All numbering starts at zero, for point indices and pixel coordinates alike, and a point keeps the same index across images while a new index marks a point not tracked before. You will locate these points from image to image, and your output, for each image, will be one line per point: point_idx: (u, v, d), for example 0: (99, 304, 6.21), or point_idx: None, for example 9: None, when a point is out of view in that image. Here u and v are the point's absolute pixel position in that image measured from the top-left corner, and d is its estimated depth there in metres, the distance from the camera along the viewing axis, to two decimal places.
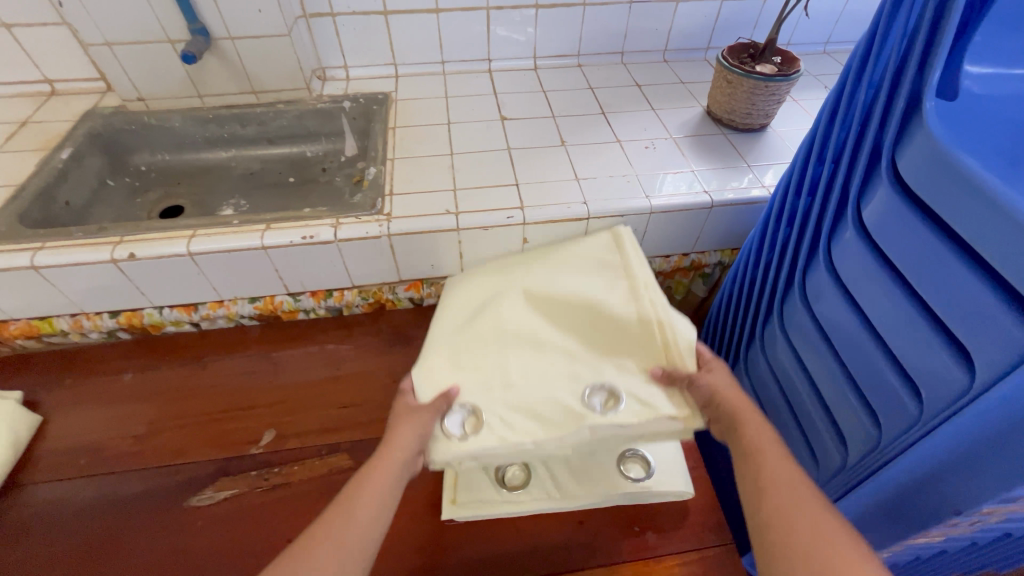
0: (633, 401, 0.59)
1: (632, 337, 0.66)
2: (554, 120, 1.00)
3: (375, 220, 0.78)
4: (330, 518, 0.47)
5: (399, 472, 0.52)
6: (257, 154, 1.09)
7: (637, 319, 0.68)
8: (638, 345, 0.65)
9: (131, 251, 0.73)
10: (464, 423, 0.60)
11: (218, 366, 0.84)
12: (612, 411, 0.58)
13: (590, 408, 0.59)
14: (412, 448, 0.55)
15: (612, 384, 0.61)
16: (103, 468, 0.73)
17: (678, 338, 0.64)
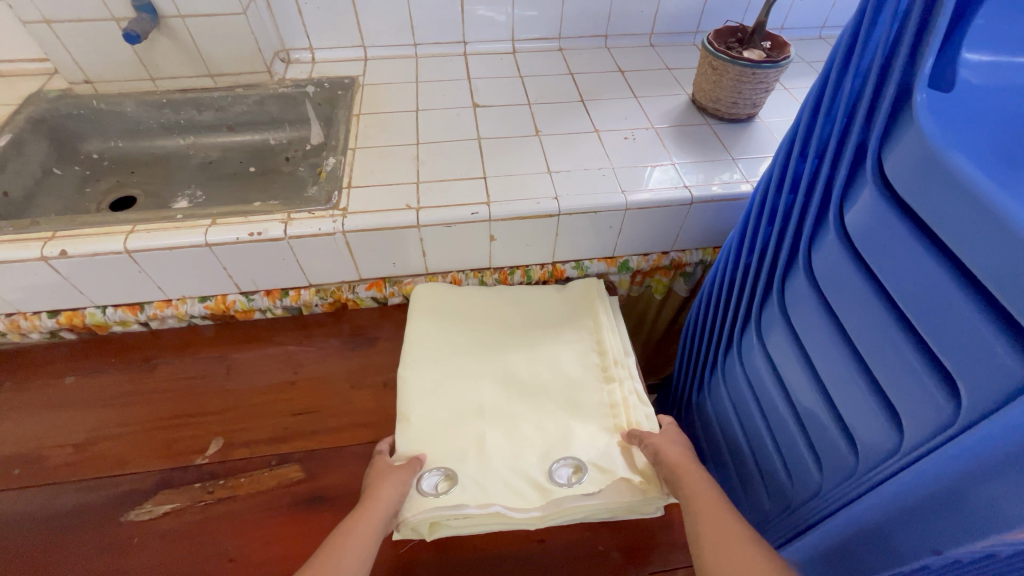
0: (597, 471, 0.62)
1: (599, 400, 0.69)
2: (530, 108, 0.94)
3: (329, 215, 0.73)
4: None
5: (376, 532, 0.53)
6: (216, 141, 1.03)
7: (604, 386, 0.71)
8: (603, 409, 0.68)
9: (63, 248, 0.68)
10: (436, 483, 0.61)
11: (166, 369, 0.79)
12: (578, 483, 0.60)
13: (556, 481, 0.61)
14: (391, 506, 0.56)
15: (577, 456, 0.63)
16: (36, 480, 0.68)
17: (641, 422, 0.67)
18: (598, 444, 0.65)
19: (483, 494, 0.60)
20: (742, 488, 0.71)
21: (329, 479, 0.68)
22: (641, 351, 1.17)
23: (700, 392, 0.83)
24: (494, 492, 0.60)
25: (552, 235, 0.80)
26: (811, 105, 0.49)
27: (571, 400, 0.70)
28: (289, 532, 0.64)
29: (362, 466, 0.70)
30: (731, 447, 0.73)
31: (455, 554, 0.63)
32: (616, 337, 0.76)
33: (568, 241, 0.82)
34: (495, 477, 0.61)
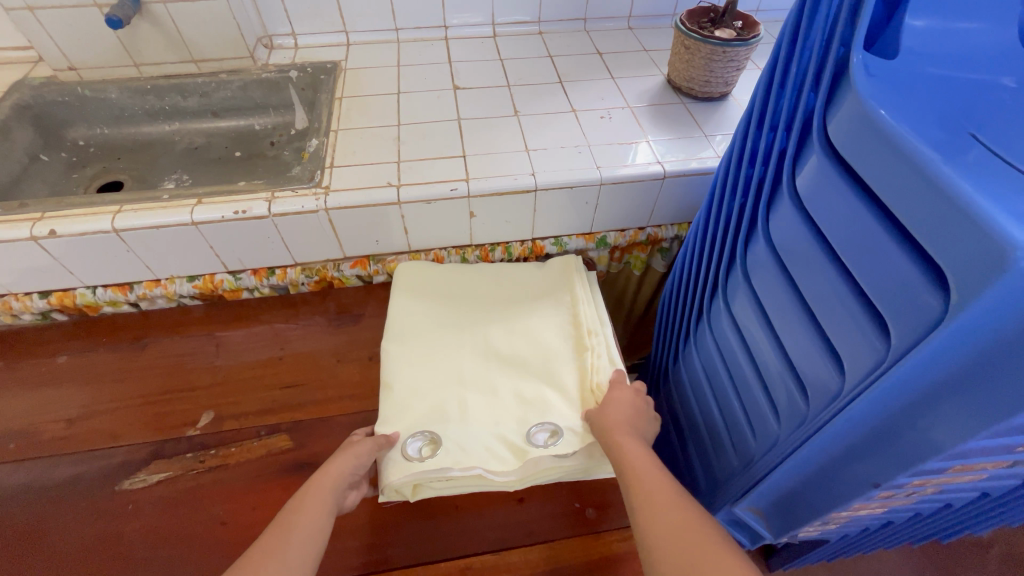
0: (570, 433, 0.65)
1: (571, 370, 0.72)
2: (509, 90, 0.96)
3: (312, 193, 0.75)
4: (282, 533, 0.51)
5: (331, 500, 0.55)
6: (202, 127, 1.04)
7: (575, 355, 0.74)
8: (575, 375, 0.71)
9: (52, 228, 0.70)
10: (421, 448, 0.63)
11: (157, 347, 0.82)
12: (554, 444, 0.63)
13: (533, 443, 0.64)
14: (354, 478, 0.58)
15: (553, 420, 0.66)
16: (32, 453, 0.71)
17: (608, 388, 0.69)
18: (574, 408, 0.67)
19: (463, 455, 0.62)
20: (711, 449, 0.75)
21: (316, 447, 0.71)
22: (624, 329, 1.21)
23: (676, 363, 0.86)
24: (473, 454, 0.63)
25: (530, 211, 0.82)
26: (766, 79, 0.52)
27: (548, 368, 0.73)
28: (280, 495, 0.67)
29: (347, 434, 0.72)
30: (702, 412, 0.77)
31: (437, 514, 0.66)
32: (591, 308, 0.79)
33: (546, 217, 0.84)
34: (475, 440, 0.64)
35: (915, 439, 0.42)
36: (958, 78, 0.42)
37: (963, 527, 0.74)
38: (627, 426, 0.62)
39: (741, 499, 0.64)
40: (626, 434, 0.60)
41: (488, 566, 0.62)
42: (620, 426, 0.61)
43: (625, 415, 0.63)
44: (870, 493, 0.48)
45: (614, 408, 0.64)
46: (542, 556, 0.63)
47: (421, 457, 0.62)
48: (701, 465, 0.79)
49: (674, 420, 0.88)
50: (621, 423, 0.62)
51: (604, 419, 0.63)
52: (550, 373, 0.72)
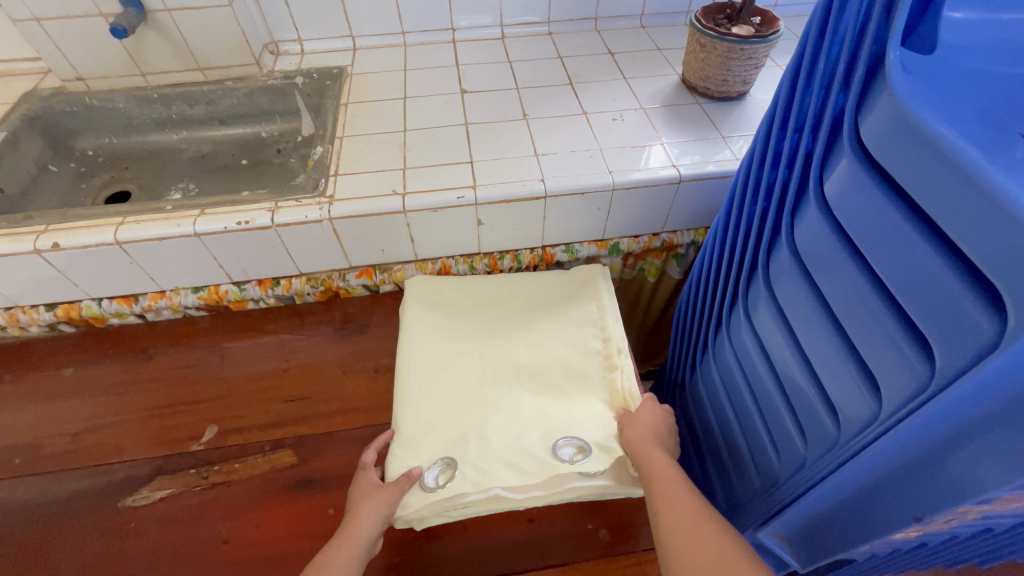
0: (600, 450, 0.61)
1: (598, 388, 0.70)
2: (518, 92, 0.93)
3: (316, 203, 0.73)
4: None
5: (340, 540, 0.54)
6: (209, 135, 1.03)
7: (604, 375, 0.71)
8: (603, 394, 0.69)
9: (55, 241, 0.69)
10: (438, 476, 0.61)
11: (162, 359, 0.81)
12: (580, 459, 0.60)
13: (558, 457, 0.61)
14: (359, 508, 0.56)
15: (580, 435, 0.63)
16: (36, 468, 0.70)
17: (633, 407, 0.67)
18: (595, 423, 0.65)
19: (482, 477, 0.59)
20: (733, 468, 0.71)
21: (320, 462, 0.69)
22: (638, 335, 1.17)
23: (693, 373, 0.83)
24: (494, 475, 0.60)
25: (540, 219, 0.79)
26: (789, 78, 0.48)
27: (572, 382, 0.71)
28: (283, 513, 0.65)
29: (352, 450, 0.70)
30: (721, 427, 0.73)
31: (444, 534, 0.64)
32: (619, 322, 0.76)
33: (557, 224, 0.81)
34: (502, 451, 0.62)
35: (959, 472, 0.38)
36: (1006, 73, 0.38)
37: (1000, 553, 0.69)
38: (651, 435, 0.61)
39: (766, 524, 0.61)
40: (649, 444, 0.60)
41: None
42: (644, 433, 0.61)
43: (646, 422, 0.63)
44: (907, 523, 0.45)
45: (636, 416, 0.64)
46: None
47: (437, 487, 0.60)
48: (720, 483, 0.76)
49: (692, 433, 0.85)
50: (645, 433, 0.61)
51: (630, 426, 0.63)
52: (582, 392, 0.69)
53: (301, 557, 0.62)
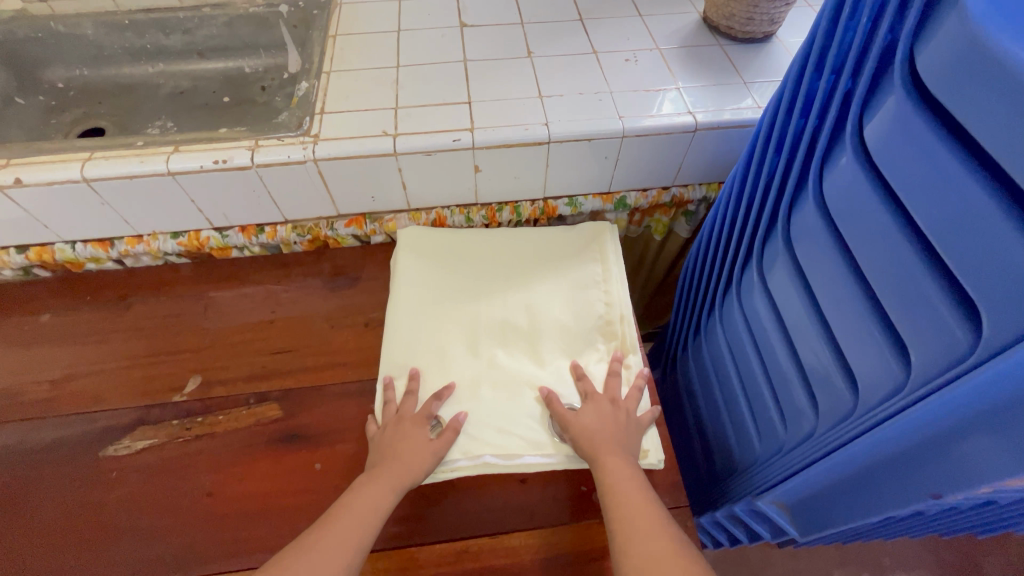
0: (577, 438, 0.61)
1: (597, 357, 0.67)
2: (522, 28, 0.85)
3: (299, 142, 0.67)
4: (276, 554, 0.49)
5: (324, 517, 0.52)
6: (188, 69, 0.96)
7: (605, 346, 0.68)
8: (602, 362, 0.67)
9: (17, 176, 0.64)
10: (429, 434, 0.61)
11: (143, 308, 0.77)
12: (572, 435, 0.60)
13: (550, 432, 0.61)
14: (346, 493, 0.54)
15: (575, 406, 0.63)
16: (16, 415, 0.68)
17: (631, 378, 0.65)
18: (592, 390, 0.63)
19: (471, 444, 0.60)
20: (732, 435, 0.69)
21: (306, 417, 0.67)
22: (640, 296, 1.13)
23: (697, 335, 0.79)
24: (483, 441, 0.60)
25: (542, 167, 0.74)
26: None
27: (571, 349, 0.68)
28: (268, 468, 0.63)
29: (339, 405, 0.68)
30: (724, 391, 0.70)
31: (432, 493, 0.62)
32: (625, 288, 0.72)
33: (560, 175, 0.76)
34: (494, 419, 0.61)
35: (991, 451, 0.35)
36: None
37: (996, 524, 0.68)
38: (618, 439, 0.58)
39: (764, 493, 0.59)
40: (614, 446, 0.57)
41: (486, 550, 0.59)
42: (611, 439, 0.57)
43: (613, 423, 0.59)
44: (922, 499, 0.43)
45: (600, 418, 0.59)
46: (544, 540, 0.60)
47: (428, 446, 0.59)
48: (717, 449, 0.74)
49: (690, 396, 0.82)
50: (611, 438, 0.58)
51: (595, 434, 0.58)
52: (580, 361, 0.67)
53: (286, 512, 0.60)
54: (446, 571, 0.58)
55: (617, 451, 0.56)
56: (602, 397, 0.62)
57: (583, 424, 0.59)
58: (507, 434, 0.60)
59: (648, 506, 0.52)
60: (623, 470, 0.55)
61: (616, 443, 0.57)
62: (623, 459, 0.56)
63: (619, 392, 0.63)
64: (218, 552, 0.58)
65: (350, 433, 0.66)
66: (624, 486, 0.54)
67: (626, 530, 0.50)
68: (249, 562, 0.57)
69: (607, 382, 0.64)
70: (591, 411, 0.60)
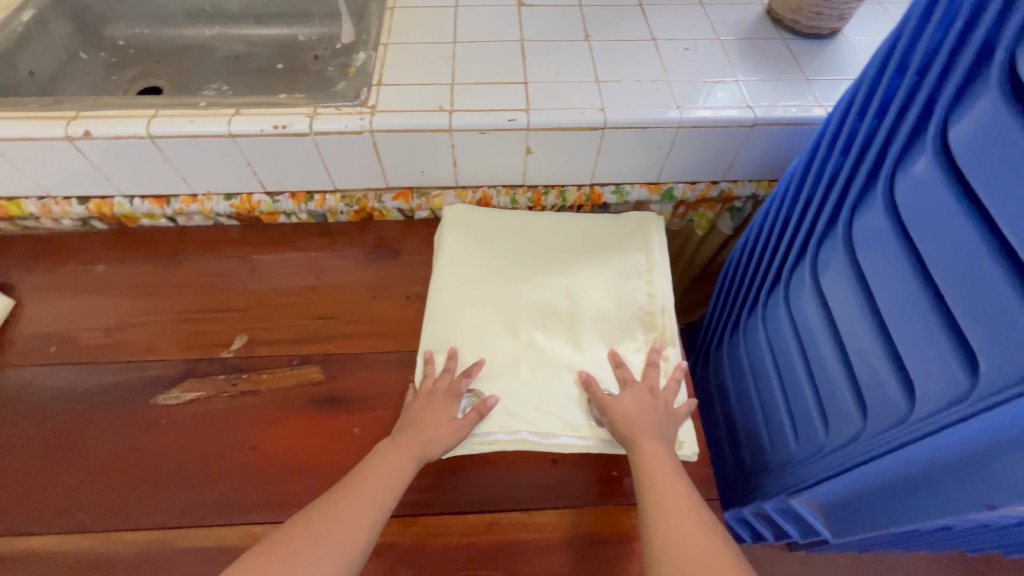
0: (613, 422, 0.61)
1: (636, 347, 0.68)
2: (581, 10, 0.84)
3: (357, 112, 0.68)
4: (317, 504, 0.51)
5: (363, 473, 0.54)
6: (244, 34, 0.96)
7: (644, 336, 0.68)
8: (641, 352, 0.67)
9: (86, 128, 0.65)
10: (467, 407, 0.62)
11: (193, 266, 0.80)
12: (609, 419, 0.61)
13: (586, 416, 0.62)
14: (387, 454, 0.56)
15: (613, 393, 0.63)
16: (72, 358, 0.71)
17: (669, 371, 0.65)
18: (631, 378, 0.63)
19: (509, 419, 0.61)
20: (766, 434, 0.69)
21: (346, 383, 0.69)
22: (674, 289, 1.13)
23: (734, 332, 0.79)
24: (521, 418, 0.61)
25: (593, 153, 0.73)
26: None
27: (609, 337, 0.68)
28: (309, 428, 0.65)
29: (379, 373, 0.70)
30: (761, 390, 0.70)
31: (466, 466, 0.63)
32: (668, 280, 0.72)
33: (610, 162, 0.75)
34: (531, 399, 0.62)
35: None
36: None
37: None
38: (655, 426, 0.58)
39: (799, 493, 0.59)
40: (652, 432, 0.58)
41: (515, 524, 0.60)
42: (648, 426, 0.58)
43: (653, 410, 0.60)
44: (973, 510, 0.42)
45: (639, 404, 0.60)
46: (572, 520, 0.61)
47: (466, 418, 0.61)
48: (745, 440, 0.75)
49: (722, 393, 0.82)
50: (649, 424, 0.58)
51: (633, 420, 0.58)
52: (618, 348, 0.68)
53: (325, 472, 0.62)
54: (476, 541, 0.59)
55: (654, 437, 0.57)
56: (641, 385, 0.63)
57: (622, 410, 0.59)
58: (545, 413, 0.61)
59: (685, 492, 0.52)
60: (660, 457, 0.55)
61: (654, 430, 0.58)
62: (661, 446, 0.57)
63: (658, 382, 0.63)
64: (260, 503, 0.60)
65: (388, 401, 0.67)
66: (660, 470, 0.54)
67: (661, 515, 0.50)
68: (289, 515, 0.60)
69: (646, 372, 0.64)
70: (629, 399, 0.61)
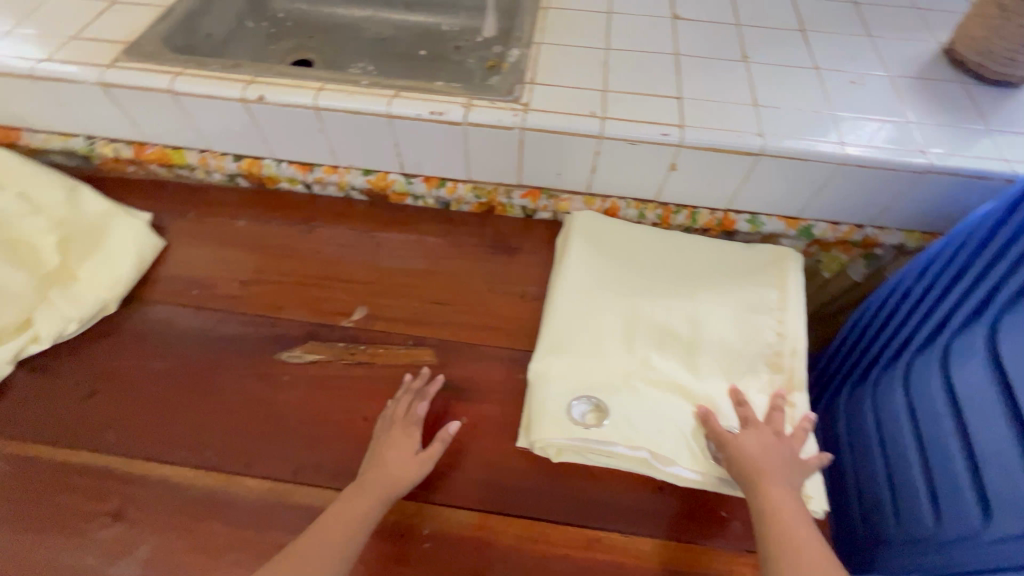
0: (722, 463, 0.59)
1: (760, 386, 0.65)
2: (738, 29, 0.81)
3: (510, 108, 0.69)
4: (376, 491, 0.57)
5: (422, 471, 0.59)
6: (392, 18, 1.00)
7: (769, 377, 0.65)
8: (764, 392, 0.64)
9: (261, 93, 0.70)
10: (585, 413, 0.61)
11: (322, 234, 0.83)
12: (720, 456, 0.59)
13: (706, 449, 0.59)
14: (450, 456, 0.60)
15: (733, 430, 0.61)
16: (209, 303, 0.76)
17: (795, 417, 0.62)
18: (755, 417, 0.60)
19: (630, 434, 0.59)
20: (916, 500, 0.62)
21: (457, 370, 0.69)
22: None
23: (882, 378, 0.71)
24: (642, 435, 0.59)
25: (739, 178, 0.71)
26: None
27: (730, 370, 0.66)
28: None
29: (489, 367, 0.70)
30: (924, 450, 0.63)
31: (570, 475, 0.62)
32: (801, 320, 0.68)
33: (754, 189, 0.72)
34: (650, 422, 0.60)
35: None
36: None
37: None
38: (780, 471, 0.55)
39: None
40: (776, 478, 0.55)
41: (617, 547, 0.58)
42: (777, 472, 0.55)
43: (782, 457, 0.56)
44: None
45: (763, 446, 0.57)
46: (676, 554, 0.58)
47: (585, 425, 0.60)
48: (852, 490, 0.73)
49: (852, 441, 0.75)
50: (774, 468, 0.55)
51: (757, 464, 0.55)
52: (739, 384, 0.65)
53: None
54: (577, 556, 0.58)
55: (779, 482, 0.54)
56: (766, 427, 0.59)
57: (744, 451, 0.56)
58: (664, 436, 0.60)
59: (816, 551, 0.49)
60: (785, 508, 0.53)
61: (780, 477, 0.55)
62: (787, 495, 0.54)
63: (784, 427, 0.60)
64: None
65: (496, 396, 0.67)
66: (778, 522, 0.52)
67: (786, 570, 0.48)
68: None
69: (769, 414, 0.61)
70: (751, 439, 0.58)
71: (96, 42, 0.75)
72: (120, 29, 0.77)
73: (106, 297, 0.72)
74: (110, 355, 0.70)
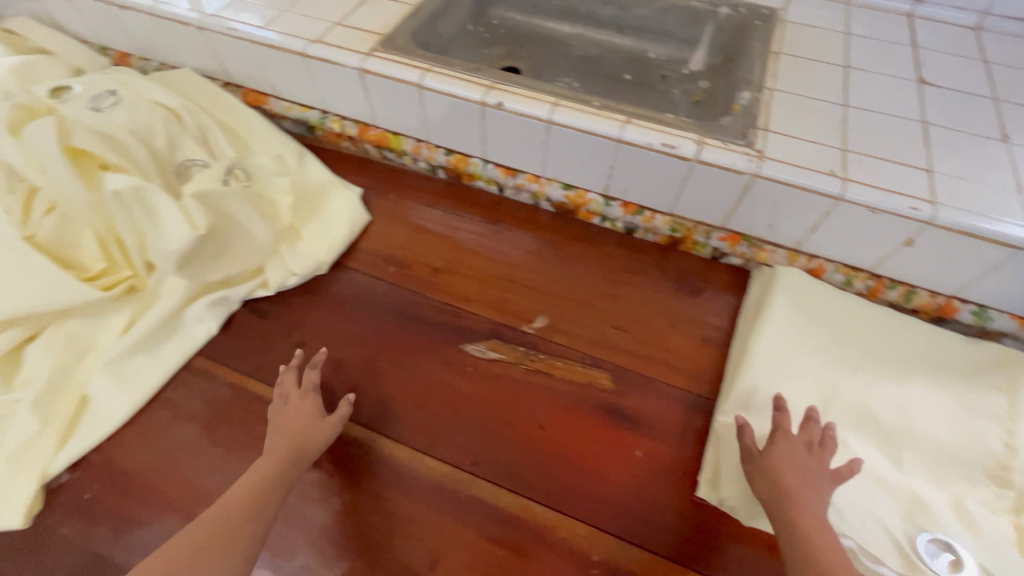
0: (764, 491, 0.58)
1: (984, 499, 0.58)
2: (995, 104, 0.75)
3: (745, 153, 0.67)
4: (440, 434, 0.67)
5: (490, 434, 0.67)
6: (601, 38, 1.02)
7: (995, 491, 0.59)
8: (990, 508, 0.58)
9: (501, 100, 0.73)
10: None
11: (509, 237, 0.86)
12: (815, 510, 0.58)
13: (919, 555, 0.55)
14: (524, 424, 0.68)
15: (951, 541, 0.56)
16: (403, 283, 0.81)
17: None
18: (826, 441, 0.55)
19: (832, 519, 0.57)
20: None
21: (633, 401, 0.69)
22: None
23: None
24: (844, 522, 0.57)
25: (986, 268, 0.64)
26: None
27: (944, 472, 0.60)
28: (594, 430, 0.67)
29: (667, 406, 0.69)
30: None
31: (746, 539, 0.60)
32: None
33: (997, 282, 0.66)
34: (852, 510, 0.57)
35: None
36: None
37: None
38: (803, 480, 0.52)
39: None
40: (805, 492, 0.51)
41: None
42: None
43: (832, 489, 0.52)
44: None
45: (792, 459, 0.54)
46: None
47: None
48: None
49: None
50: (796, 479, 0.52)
51: (783, 476, 0.53)
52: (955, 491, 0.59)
53: (605, 482, 0.63)
54: None
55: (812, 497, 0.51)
56: (797, 439, 0.56)
57: (773, 463, 0.54)
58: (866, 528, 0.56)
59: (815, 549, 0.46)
60: (793, 509, 0.50)
61: (799, 485, 0.52)
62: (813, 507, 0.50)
63: (817, 436, 0.56)
64: (542, 485, 0.63)
65: (673, 437, 0.66)
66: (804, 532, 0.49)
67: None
68: (566, 509, 0.61)
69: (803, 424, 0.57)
70: (781, 451, 0.55)
71: (356, 30, 0.83)
72: (376, 21, 0.85)
73: (322, 258, 0.79)
74: (318, 314, 0.77)
